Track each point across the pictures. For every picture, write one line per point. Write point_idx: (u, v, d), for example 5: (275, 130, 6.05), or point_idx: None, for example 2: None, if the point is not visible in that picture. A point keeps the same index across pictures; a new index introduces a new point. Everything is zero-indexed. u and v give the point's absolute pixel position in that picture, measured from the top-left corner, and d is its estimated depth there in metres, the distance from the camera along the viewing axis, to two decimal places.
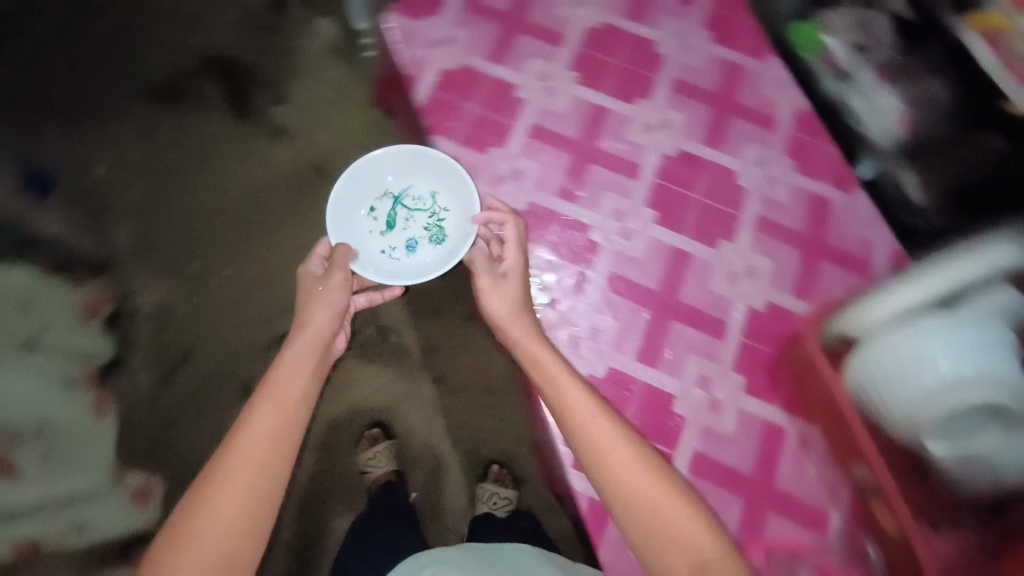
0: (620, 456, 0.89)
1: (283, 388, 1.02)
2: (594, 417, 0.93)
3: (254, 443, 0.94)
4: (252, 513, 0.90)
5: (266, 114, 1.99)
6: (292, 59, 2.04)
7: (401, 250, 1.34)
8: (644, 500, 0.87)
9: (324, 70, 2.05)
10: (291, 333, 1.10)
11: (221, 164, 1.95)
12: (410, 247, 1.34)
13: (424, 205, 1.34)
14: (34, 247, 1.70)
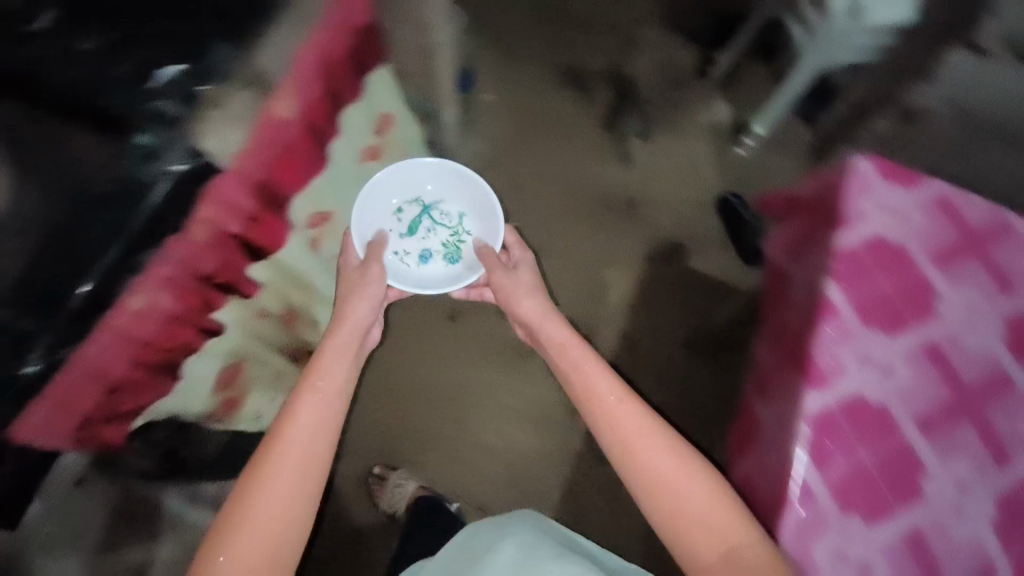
0: (647, 441, 1.11)
1: (325, 379, 1.17)
2: (622, 405, 1.16)
3: (293, 431, 1.08)
4: (300, 483, 1.05)
5: (627, 140, 2.36)
6: (676, 118, 2.40)
7: (414, 255, 1.59)
8: (674, 489, 1.05)
9: (692, 140, 2.37)
10: (332, 323, 1.27)
11: (571, 160, 2.32)
12: (423, 256, 1.59)
13: (446, 223, 1.62)
14: None
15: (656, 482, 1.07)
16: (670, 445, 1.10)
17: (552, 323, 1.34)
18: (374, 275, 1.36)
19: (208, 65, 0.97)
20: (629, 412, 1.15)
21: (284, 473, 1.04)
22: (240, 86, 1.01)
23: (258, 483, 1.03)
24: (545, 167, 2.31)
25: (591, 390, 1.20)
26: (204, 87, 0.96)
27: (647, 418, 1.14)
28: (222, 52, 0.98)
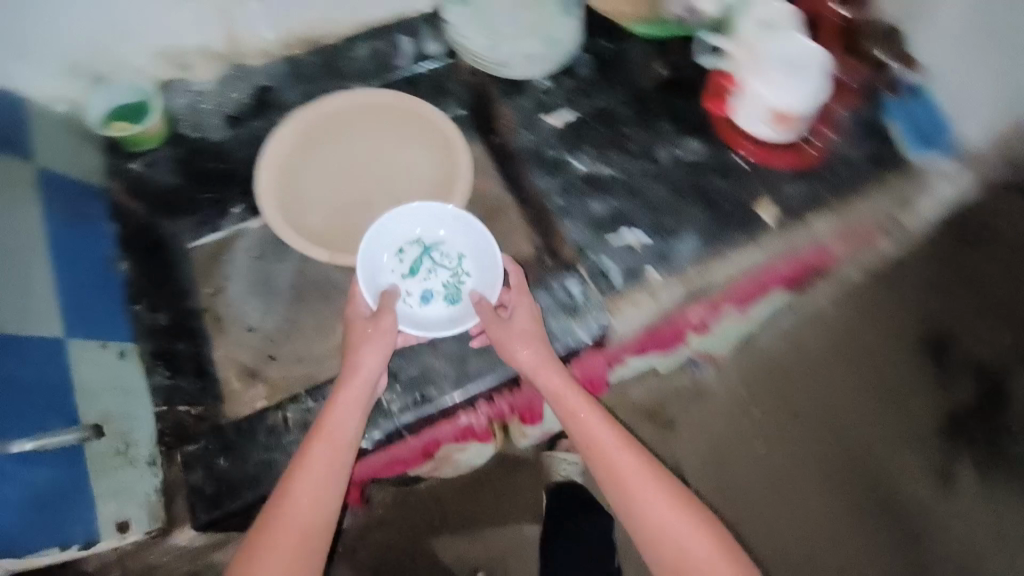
0: (636, 484, 0.73)
1: (334, 421, 0.73)
2: (616, 457, 0.75)
3: (298, 491, 0.68)
4: (292, 571, 0.64)
5: (955, 475, 1.15)
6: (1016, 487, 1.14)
7: (419, 299, 0.88)
8: (665, 545, 0.70)
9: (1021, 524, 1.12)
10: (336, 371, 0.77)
11: (853, 426, 1.19)
12: (428, 300, 0.88)
13: (449, 262, 0.90)
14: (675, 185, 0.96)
15: (652, 537, 0.70)
16: (652, 473, 0.74)
17: (547, 375, 0.79)
18: (386, 331, 0.78)
19: (667, 250, 0.92)
20: (621, 458, 0.75)
21: (276, 553, 0.65)
22: (685, 287, 0.92)
23: (241, 570, 0.64)
24: (829, 409, 1.19)
25: (587, 435, 0.77)
26: (652, 271, 0.91)
27: (622, 440, 0.76)
28: (688, 248, 0.92)
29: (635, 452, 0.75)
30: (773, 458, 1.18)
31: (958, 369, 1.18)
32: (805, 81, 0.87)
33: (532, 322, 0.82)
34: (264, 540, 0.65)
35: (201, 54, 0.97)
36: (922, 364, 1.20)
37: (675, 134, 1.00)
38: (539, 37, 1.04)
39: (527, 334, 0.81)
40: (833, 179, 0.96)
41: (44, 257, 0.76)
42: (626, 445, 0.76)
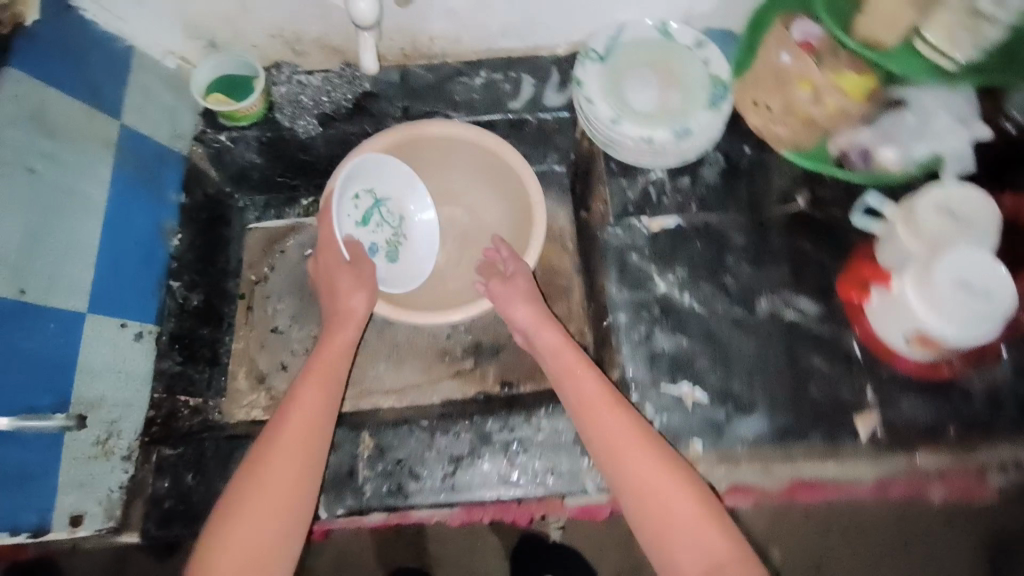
0: (643, 463, 0.67)
1: (325, 359, 0.75)
2: (618, 426, 0.70)
3: (297, 421, 0.68)
4: (292, 496, 0.64)
5: None
6: None
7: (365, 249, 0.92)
8: (677, 536, 0.64)
9: None
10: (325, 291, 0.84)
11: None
12: (375, 253, 0.92)
13: (390, 220, 0.95)
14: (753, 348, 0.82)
15: (660, 524, 0.64)
16: (662, 455, 0.68)
17: (544, 328, 0.81)
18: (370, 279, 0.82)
19: (722, 422, 0.79)
20: (628, 423, 0.70)
21: (275, 480, 0.64)
22: (729, 474, 0.78)
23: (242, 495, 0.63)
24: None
25: (588, 405, 0.72)
26: (697, 441, 0.78)
27: (631, 417, 0.70)
28: (751, 428, 0.78)
29: (642, 425, 0.70)
30: None
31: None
32: (978, 318, 0.62)
33: (520, 294, 0.83)
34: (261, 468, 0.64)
35: (316, 44, 0.92)
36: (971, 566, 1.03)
37: (785, 287, 0.85)
38: (670, 124, 0.89)
39: (530, 303, 0.83)
40: (960, 411, 0.79)
41: (100, 225, 0.75)
42: (638, 421, 0.70)
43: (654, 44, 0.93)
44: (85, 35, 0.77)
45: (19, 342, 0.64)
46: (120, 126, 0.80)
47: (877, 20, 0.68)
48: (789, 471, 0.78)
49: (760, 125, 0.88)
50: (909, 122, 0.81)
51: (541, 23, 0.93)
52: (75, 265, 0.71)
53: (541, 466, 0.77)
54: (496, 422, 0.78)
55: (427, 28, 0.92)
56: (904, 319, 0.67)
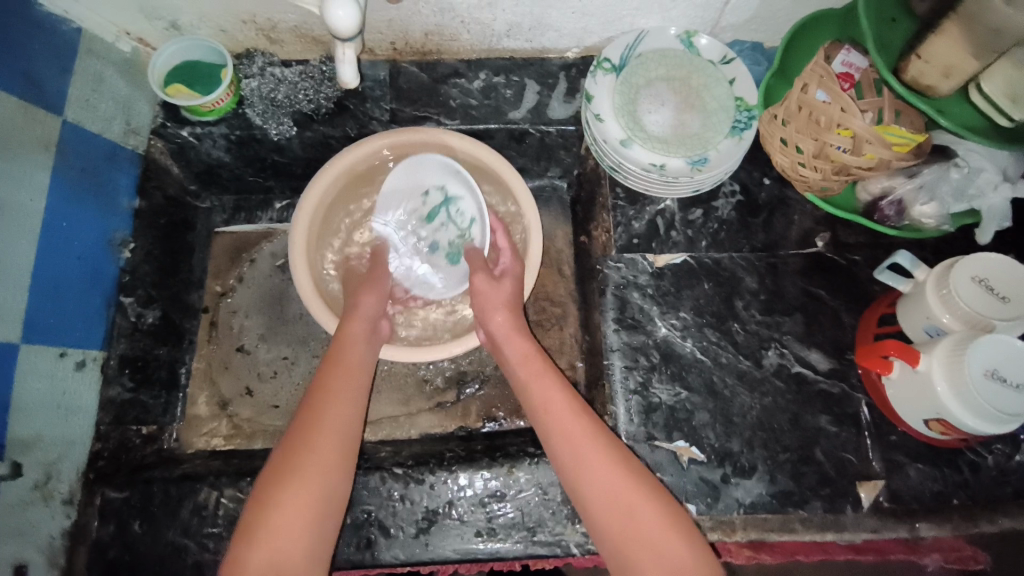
0: (602, 471, 0.62)
1: (351, 350, 0.72)
2: (579, 428, 0.65)
3: (331, 407, 0.66)
4: (325, 483, 0.61)
5: None
6: None
7: (424, 247, 0.85)
8: (641, 546, 0.58)
9: None
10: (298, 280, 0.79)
11: None
12: (432, 253, 0.85)
13: (459, 222, 0.83)
14: (757, 403, 0.76)
15: (624, 533, 0.59)
16: (623, 461, 0.63)
17: (517, 341, 0.74)
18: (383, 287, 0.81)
19: (719, 483, 0.73)
20: (595, 441, 0.64)
21: (312, 464, 0.61)
22: (722, 540, 0.72)
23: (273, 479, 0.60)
24: None
25: (552, 393, 0.69)
26: (691, 504, 0.72)
27: (591, 421, 0.66)
28: (751, 493, 0.73)
29: (606, 436, 0.65)
30: None
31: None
32: (1009, 417, 0.56)
33: (519, 324, 0.76)
34: (295, 453, 0.61)
35: (293, 33, 0.81)
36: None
37: (796, 338, 0.79)
38: (687, 152, 0.81)
39: (511, 327, 0.75)
40: (971, 484, 0.72)
41: (34, 242, 0.66)
42: (603, 431, 0.65)
43: (676, 57, 0.84)
44: (28, 17, 0.67)
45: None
46: (62, 121, 0.70)
47: (932, 65, 0.59)
48: (788, 540, 0.72)
49: (785, 167, 0.72)
50: (953, 177, 0.68)
51: (550, 25, 0.83)
52: (5, 290, 0.62)
53: (525, 524, 0.70)
54: (475, 474, 0.72)
55: (421, 22, 0.81)
56: (926, 405, 0.62)
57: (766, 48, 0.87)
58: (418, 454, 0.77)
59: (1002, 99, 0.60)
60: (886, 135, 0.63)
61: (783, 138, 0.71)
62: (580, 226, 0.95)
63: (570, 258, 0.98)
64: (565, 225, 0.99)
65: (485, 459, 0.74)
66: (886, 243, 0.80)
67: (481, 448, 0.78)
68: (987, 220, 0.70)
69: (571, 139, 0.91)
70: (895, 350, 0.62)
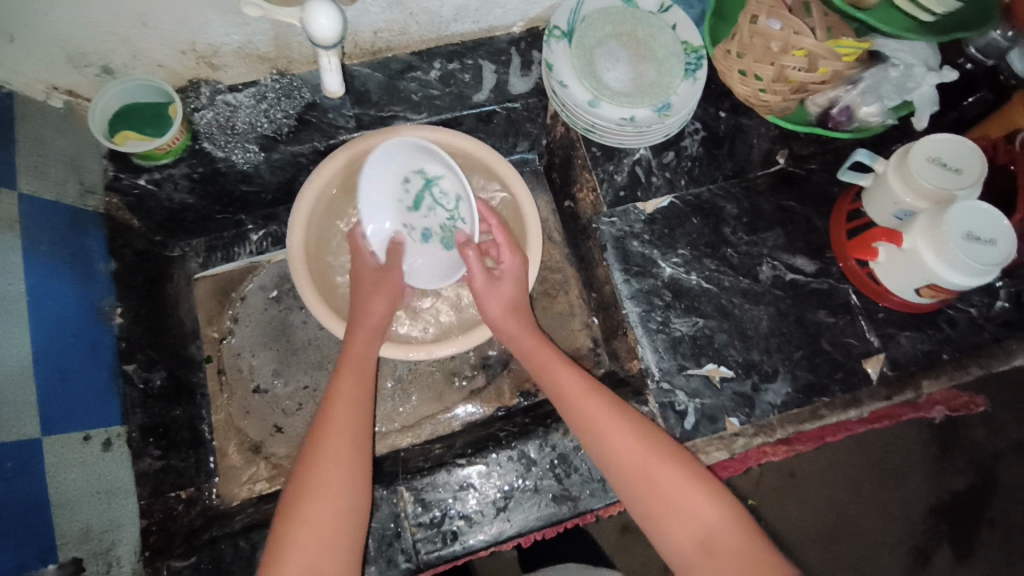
0: (608, 426, 0.66)
1: (357, 352, 0.72)
2: (587, 400, 0.68)
3: (338, 406, 0.66)
4: (347, 489, 0.61)
5: None
6: None
7: (418, 235, 0.82)
8: (662, 502, 0.62)
9: None
10: (297, 276, 0.79)
11: (906, 535, 1.09)
12: (428, 240, 0.82)
13: (446, 201, 0.81)
14: (762, 313, 0.83)
15: (648, 500, 0.62)
16: (630, 422, 0.67)
17: (512, 324, 0.78)
18: (393, 288, 0.79)
19: (748, 391, 0.80)
20: (601, 404, 0.68)
21: (328, 473, 0.60)
22: (765, 442, 0.79)
23: (294, 490, 0.60)
24: (883, 519, 1.09)
25: (560, 375, 0.72)
26: (733, 418, 0.79)
27: (588, 383, 0.70)
28: (776, 395, 0.80)
29: (609, 395, 0.69)
30: (828, 561, 1.08)
31: (955, 462, 1.11)
32: (987, 269, 0.66)
33: (527, 326, 0.78)
34: (309, 466, 0.61)
35: (236, 54, 0.77)
36: (921, 448, 1.11)
37: (782, 249, 0.86)
38: (651, 101, 0.85)
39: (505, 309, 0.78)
40: (954, 339, 0.83)
41: (28, 328, 0.62)
42: (606, 397, 0.69)
43: (619, 13, 0.87)
44: None
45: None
46: (18, 195, 0.65)
47: None
48: (818, 426, 0.81)
49: (748, 96, 0.80)
50: (892, 76, 0.76)
51: (496, 2, 0.83)
52: (7, 389, 0.58)
53: (594, 476, 0.74)
54: (534, 444, 0.74)
55: (370, 21, 0.79)
56: (917, 276, 0.73)
57: None
58: (472, 441, 0.80)
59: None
60: (836, 49, 0.71)
61: (742, 69, 0.79)
62: (561, 192, 1.00)
63: (557, 224, 1.03)
64: (545, 195, 1.04)
65: (540, 429, 0.76)
66: (838, 146, 0.89)
67: (530, 420, 0.81)
68: (919, 108, 0.78)
69: (536, 111, 0.93)
70: (882, 236, 0.73)
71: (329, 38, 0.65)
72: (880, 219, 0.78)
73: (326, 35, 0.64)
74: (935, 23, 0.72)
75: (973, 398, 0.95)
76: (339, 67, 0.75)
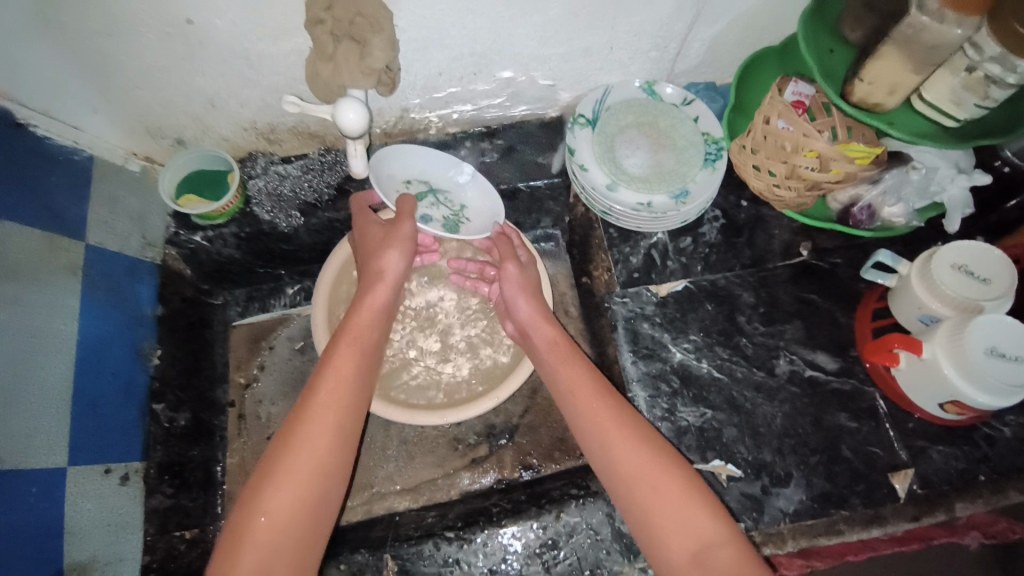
0: (613, 428, 0.66)
1: (358, 334, 0.73)
2: (596, 398, 0.69)
3: (329, 388, 0.66)
4: (323, 461, 0.62)
5: None
6: None
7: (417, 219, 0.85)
8: (660, 517, 0.60)
9: None
10: (314, 312, 0.86)
11: None
12: (430, 221, 0.85)
13: (449, 205, 0.88)
14: (776, 409, 0.79)
15: (642, 498, 0.61)
16: (634, 429, 0.65)
17: (542, 331, 0.79)
18: (405, 238, 0.79)
19: (757, 494, 0.75)
20: (610, 407, 0.68)
21: (306, 457, 0.61)
22: (775, 553, 0.75)
23: (270, 468, 0.60)
24: None
25: (568, 372, 0.73)
26: (738, 522, 0.74)
27: (598, 384, 0.70)
28: (788, 501, 0.75)
29: (618, 400, 0.69)
30: None
31: None
32: (1014, 389, 0.61)
33: (549, 324, 0.80)
34: (290, 443, 0.62)
35: (290, 132, 0.86)
36: None
37: (801, 343, 0.83)
38: (668, 188, 0.87)
39: (538, 317, 0.80)
40: (993, 458, 0.76)
41: (72, 366, 0.69)
42: (617, 401, 0.68)
43: (642, 104, 0.91)
44: (42, 153, 0.71)
45: (6, 519, 0.59)
46: (85, 246, 0.74)
47: (875, 85, 0.69)
48: (836, 542, 0.75)
49: (762, 189, 0.80)
50: (913, 179, 0.76)
51: (525, 92, 0.90)
52: (46, 419, 0.65)
53: (582, 568, 0.71)
54: (525, 525, 0.73)
55: (408, 106, 0.88)
56: (939, 388, 0.68)
57: (720, 85, 0.95)
58: (468, 511, 0.80)
59: (944, 105, 0.69)
60: (847, 151, 0.72)
61: (755, 164, 0.80)
62: (579, 268, 1.02)
63: (574, 298, 1.04)
64: (565, 269, 1.06)
65: (532, 509, 0.75)
66: (864, 243, 0.86)
67: (525, 498, 0.80)
68: (951, 209, 0.77)
69: (558, 190, 0.99)
70: (900, 342, 0.69)
71: (355, 130, 0.72)
72: (905, 322, 0.74)
73: (352, 126, 0.72)
74: (962, 128, 0.72)
75: (1011, 525, 0.80)
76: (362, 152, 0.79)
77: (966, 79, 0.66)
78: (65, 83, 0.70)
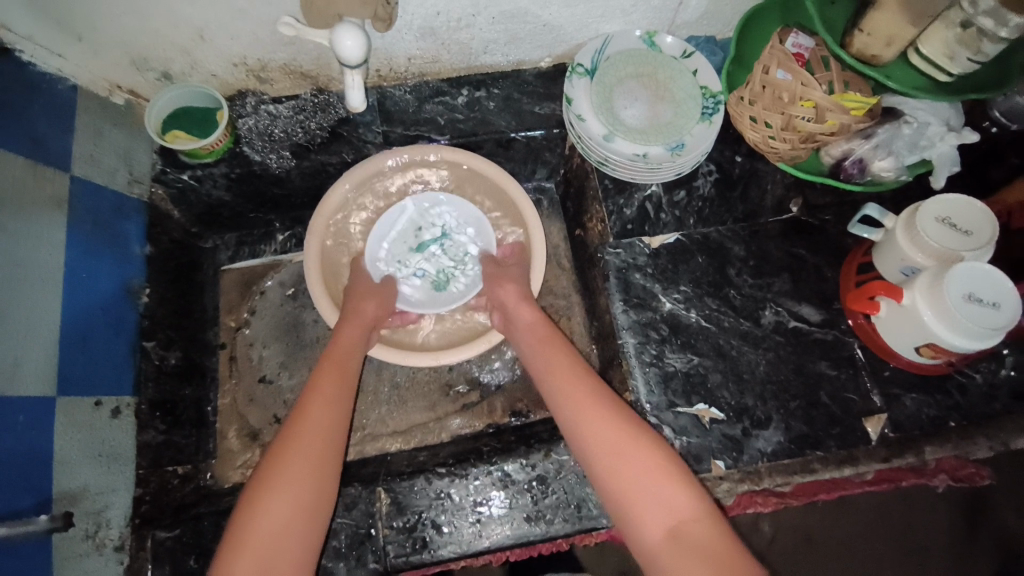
0: (588, 408, 0.67)
1: (342, 349, 0.76)
2: (569, 380, 0.71)
3: (317, 401, 0.69)
4: (320, 473, 0.63)
5: None
6: None
7: (411, 274, 0.92)
8: (628, 482, 0.61)
9: None
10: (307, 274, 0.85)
11: None
12: (419, 278, 0.92)
13: (452, 254, 0.93)
14: (761, 358, 0.82)
15: (611, 470, 0.62)
16: (609, 406, 0.67)
17: (519, 309, 0.81)
18: (384, 307, 0.85)
19: (739, 436, 0.78)
20: (582, 388, 0.70)
21: (298, 467, 0.62)
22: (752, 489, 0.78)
23: (264, 476, 0.61)
24: None
25: (544, 360, 0.75)
26: (719, 461, 0.77)
27: (575, 367, 0.73)
28: (767, 443, 0.78)
29: (590, 382, 0.71)
30: None
31: None
32: (988, 333, 0.64)
33: (531, 308, 0.82)
34: (283, 453, 0.63)
35: (282, 70, 0.84)
36: None
37: (787, 296, 0.85)
38: (665, 140, 0.87)
39: (517, 297, 0.83)
40: (964, 406, 0.80)
41: (61, 296, 0.68)
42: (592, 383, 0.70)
43: (641, 55, 0.90)
44: (24, 80, 0.69)
45: None
46: (70, 177, 0.72)
47: (874, 37, 0.69)
48: (808, 480, 0.78)
49: (758, 142, 0.81)
50: (905, 133, 0.77)
51: (523, 38, 0.88)
52: (33, 350, 0.64)
53: (569, 501, 0.74)
54: (515, 462, 0.75)
55: (404, 48, 0.86)
56: (917, 334, 0.71)
57: (720, 39, 0.94)
58: (455, 453, 0.82)
59: (938, 60, 0.70)
60: (843, 102, 0.74)
61: (752, 116, 0.80)
62: (573, 221, 1.03)
63: (567, 251, 1.06)
64: (558, 223, 1.07)
65: (522, 447, 0.77)
66: (853, 200, 0.88)
67: (514, 439, 0.82)
68: (937, 167, 0.79)
69: (556, 141, 0.97)
70: (882, 290, 0.72)
71: (353, 58, 0.72)
72: (888, 275, 0.77)
73: (350, 55, 0.71)
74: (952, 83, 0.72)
75: (979, 471, 0.87)
76: (361, 85, 0.81)
77: (961, 34, 0.67)
78: (46, 7, 0.67)
